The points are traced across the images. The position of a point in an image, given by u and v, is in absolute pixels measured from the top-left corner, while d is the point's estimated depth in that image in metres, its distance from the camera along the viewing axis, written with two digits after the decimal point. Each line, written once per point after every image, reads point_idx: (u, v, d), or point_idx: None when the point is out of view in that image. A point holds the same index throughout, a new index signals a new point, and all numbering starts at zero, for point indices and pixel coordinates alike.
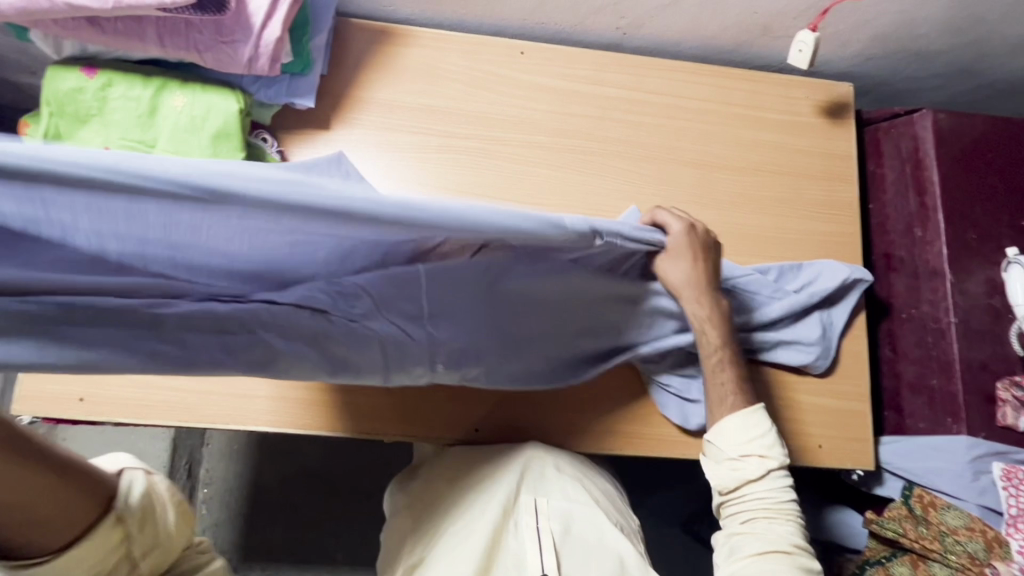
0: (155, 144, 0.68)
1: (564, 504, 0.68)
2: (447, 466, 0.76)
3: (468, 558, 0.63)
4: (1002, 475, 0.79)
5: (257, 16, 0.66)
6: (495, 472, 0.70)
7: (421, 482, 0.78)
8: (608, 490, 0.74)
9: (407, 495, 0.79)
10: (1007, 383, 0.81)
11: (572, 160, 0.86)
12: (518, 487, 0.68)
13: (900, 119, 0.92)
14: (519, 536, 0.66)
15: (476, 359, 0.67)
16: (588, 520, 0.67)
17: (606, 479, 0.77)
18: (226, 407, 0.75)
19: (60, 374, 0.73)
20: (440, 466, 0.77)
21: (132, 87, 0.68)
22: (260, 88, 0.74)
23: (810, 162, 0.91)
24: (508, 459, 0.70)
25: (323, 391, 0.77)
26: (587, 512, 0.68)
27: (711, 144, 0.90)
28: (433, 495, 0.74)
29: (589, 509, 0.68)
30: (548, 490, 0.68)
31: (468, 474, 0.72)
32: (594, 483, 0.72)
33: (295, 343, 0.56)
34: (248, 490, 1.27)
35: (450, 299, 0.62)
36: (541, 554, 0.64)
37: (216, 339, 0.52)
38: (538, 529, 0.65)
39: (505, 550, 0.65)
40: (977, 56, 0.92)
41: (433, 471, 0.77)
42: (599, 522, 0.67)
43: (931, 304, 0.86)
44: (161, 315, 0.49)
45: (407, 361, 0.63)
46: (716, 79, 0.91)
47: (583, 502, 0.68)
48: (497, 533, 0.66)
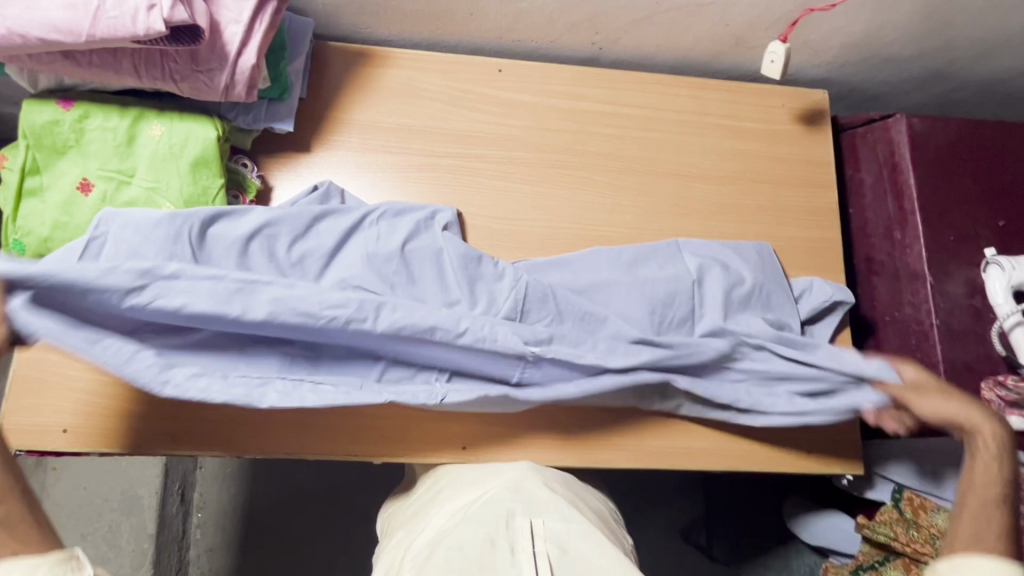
0: (134, 173, 0.69)
1: (560, 526, 0.65)
2: (437, 488, 0.77)
3: None
4: None
5: (232, 45, 0.66)
6: (488, 497, 0.69)
7: (416, 511, 0.76)
8: (599, 510, 0.76)
9: (397, 527, 0.78)
10: (992, 383, 0.80)
11: (553, 175, 0.87)
12: (515, 509, 0.66)
13: (876, 124, 0.93)
14: (513, 558, 0.60)
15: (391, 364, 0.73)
16: (583, 539, 0.64)
17: (598, 500, 0.79)
18: (212, 433, 0.74)
19: (41, 405, 0.72)
20: (438, 489, 0.76)
21: (109, 117, 0.68)
22: (238, 115, 0.75)
23: (788, 169, 0.92)
24: (503, 485, 0.71)
25: (311, 414, 0.76)
26: (581, 531, 0.65)
27: (691, 155, 0.91)
28: (423, 522, 0.72)
29: (582, 528, 0.66)
30: (545, 514, 0.67)
31: (466, 494, 0.71)
32: (585, 506, 0.73)
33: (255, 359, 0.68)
34: (244, 513, 1.26)
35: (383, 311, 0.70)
36: None
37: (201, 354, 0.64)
38: (534, 550, 0.61)
39: None
40: (948, 60, 0.94)
41: (431, 498, 0.76)
42: (594, 539, 0.64)
43: (913, 306, 0.87)
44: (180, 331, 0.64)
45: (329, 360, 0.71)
46: (693, 90, 0.92)
47: (578, 522, 0.66)
48: (489, 557, 0.60)
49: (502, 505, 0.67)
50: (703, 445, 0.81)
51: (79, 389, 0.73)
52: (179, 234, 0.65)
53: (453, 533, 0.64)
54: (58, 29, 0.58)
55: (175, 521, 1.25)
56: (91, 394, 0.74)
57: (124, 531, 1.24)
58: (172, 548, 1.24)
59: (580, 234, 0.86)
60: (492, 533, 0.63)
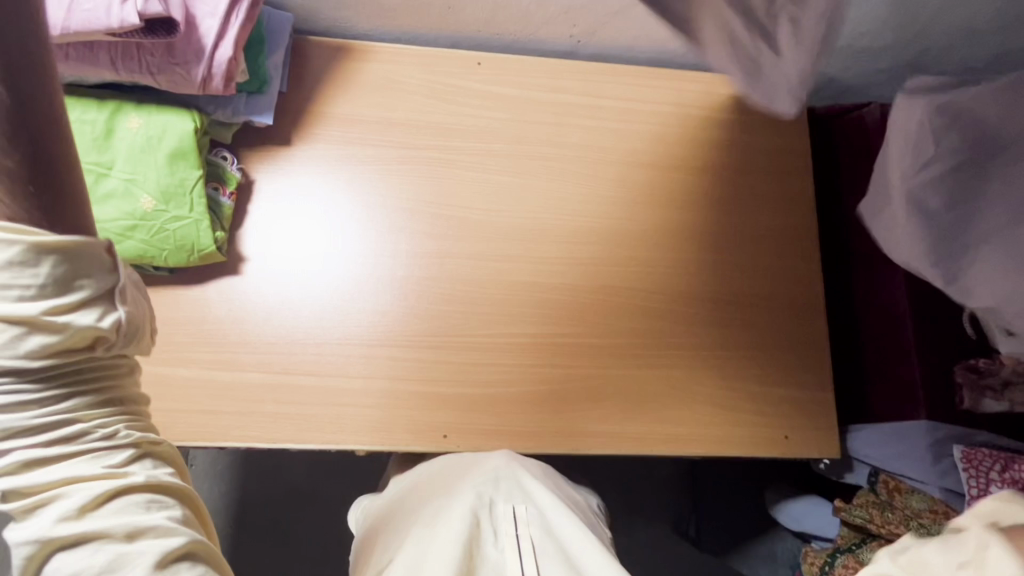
0: (113, 166, 0.69)
1: (539, 512, 0.68)
2: (418, 483, 0.77)
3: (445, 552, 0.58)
4: (963, 457, 0.79)
5: (208, 38, 0.66)
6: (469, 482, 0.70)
7: (393, 496, 0.78)
8: (580, 503, 0.77)
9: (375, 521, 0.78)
10: (964, 367, 0.82)
11: (532, 166, 0.88)
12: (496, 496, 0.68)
13: (852, 115, 0.95)
14: (498, 543, 0.62)
15: None
16: (565, 523, 0.66)
17: (580, 495, 0.81)
18: (193, 425, 0.75)
19: None
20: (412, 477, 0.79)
21: (87, 110, 0.69)
22: (217, 108, 0.76)
23: (765, 160, 0.94)
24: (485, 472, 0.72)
25: (290, 403, 0.77)
26: (561, 516, 0.67)
27: (669, 146, 0.92)
28: (397, 511, 0.74)
29: (562, 513, 0.68)
30: (523, 499, 0.69)
31: (445, 479, 0.73)
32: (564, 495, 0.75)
33: None
34: (233, 510, 1.27)
35: None
36: (521, 557, 0.60)
37: None
38: (515, 534, 0.63)
39: (484, 556, 0.60)
40: (921, 51, 0.95)
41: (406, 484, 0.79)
42: (574, 523, 0.66)
43: (886, 292, 0.88)
44: None
45: None
46: (671, 83, 0.93)
47: (558, 508, 0.68)
48: (475, 540, 0.61)
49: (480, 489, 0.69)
50: (681, 432, 0.82)
51: None
52: None
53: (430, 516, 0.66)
54: None
55: None
56: None
57: None
58: None
59: (560, 224, 0.87)
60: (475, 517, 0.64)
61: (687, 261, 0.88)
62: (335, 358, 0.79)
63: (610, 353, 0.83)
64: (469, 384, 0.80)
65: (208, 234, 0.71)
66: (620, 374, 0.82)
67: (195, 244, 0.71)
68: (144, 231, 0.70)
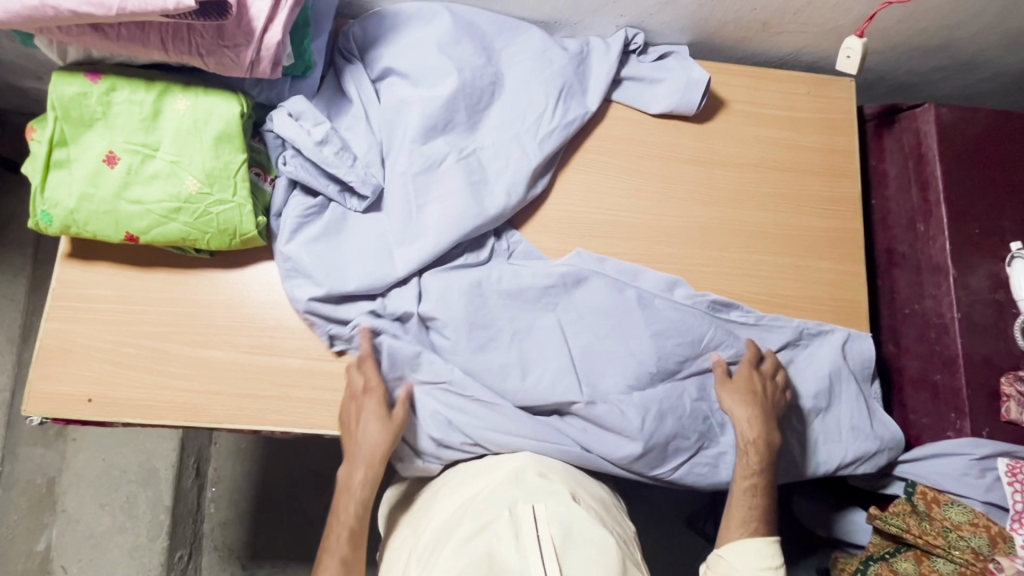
0: (159, 147, 0.69)
1: (563, 510, 0.65)
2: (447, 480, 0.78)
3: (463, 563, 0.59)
4: (1008, 471, 0.78)
5: (258, 20, 0.66)
6: (494, 488, 0.70)
7: (423, 503, 0.78)
8: (604, 501, 0.77)
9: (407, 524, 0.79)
10: (1011, 378, 0.80)
11: (571, 159, 0.86)
12: (519, 498, 0.67)
13: (903, 114, 0.91)
14: (520, 549, 0.61)
15: (469, 169, 0.80)
16: (587, 524, 0.64)
17: (602, 491, 0.80)
18: (231, 407, 0.76)
19: (67, 374, 0.74)
20: (443, 476, 0.79)
21: (135, 91, 0.69)
22: (262, 91, 0.75)
23: (811, 158, 0.91)
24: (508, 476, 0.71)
25: (326, 390, 0.77)
26: (584, 518, 0.65)
27: (712, 141, 0.90)
28: (425, 520, 0.74)
29: (585, 517, 0.65)
30: (547, 498, 0.67)
31: (473, 484, 0.73)
32: (588, 494, 0.74)
33: (427, 160, 0.79)
34: (256, 490, 1.29)
35: (425, 150, 0.79)
36: (545, 561, 0.59)
37: (465, 177, 0.79)
38: (538, 536, 0.62)
39: (506, 566, 0.59)
40: (979, 50, 0.92)
41: (432, 489, 0.79)
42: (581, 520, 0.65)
43: (934, 299, 0.86)
44: (450, 160, 0.79)
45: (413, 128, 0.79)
46: (717, 76, 0.91)
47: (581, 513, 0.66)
48: (495, 550, 0.61)
49: (506, 496, 0.67)
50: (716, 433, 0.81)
51: (101, 359, 0.75)
52: (382, 140, 0.80)
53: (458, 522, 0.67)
54: (89, 1, 0.58)
55: (190, 494, 1.28)
56: (115, 365, 0.75)
57: (141, 501, 1.27)
58: (188, 520, 1.27)
59: (599, 219, 0.85)
60: (497, 526, 0.63)
61: (727, 260, 0.87)
62: None
63: None
64: None
65: (250, 218, 0.72)
66: None
67: (238, 229, 0.72)
68: (189, 214, 0.70)
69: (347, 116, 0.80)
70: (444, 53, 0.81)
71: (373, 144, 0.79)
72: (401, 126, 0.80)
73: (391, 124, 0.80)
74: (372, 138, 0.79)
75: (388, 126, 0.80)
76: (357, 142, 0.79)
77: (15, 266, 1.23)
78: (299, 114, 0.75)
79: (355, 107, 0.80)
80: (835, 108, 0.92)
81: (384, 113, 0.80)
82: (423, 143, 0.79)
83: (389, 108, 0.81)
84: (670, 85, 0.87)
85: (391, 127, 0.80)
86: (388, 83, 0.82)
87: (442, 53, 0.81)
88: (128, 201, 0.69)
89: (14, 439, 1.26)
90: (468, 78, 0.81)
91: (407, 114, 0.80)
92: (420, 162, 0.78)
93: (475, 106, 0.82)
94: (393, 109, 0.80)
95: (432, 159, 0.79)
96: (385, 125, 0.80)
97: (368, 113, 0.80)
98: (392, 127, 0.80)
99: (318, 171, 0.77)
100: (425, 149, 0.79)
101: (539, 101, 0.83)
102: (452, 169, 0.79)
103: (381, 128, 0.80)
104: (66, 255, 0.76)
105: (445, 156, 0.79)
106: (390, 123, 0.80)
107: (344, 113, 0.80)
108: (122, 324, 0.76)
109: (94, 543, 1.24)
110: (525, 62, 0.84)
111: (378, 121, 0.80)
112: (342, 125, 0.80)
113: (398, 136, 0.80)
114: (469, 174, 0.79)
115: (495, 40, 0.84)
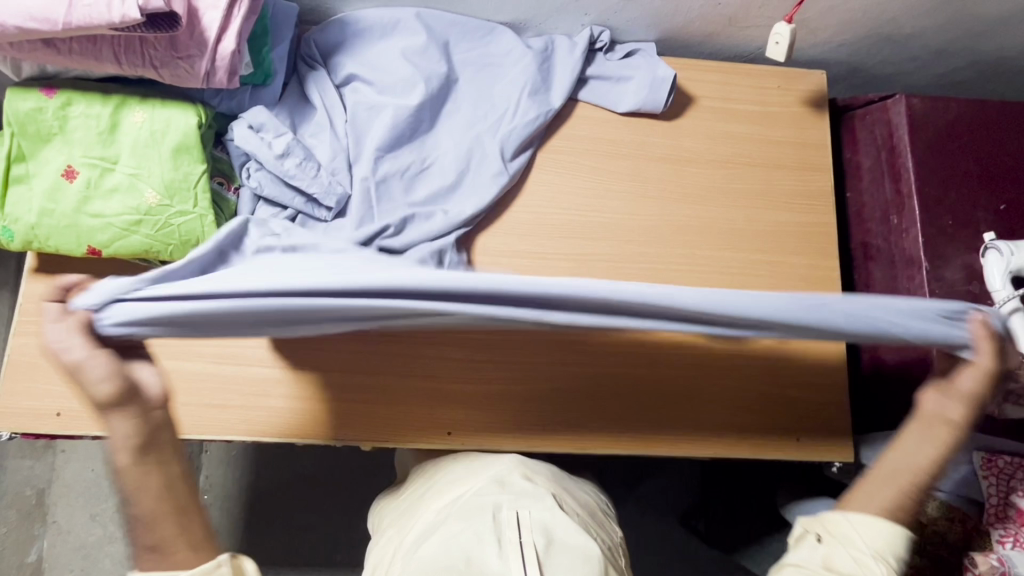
0: (118, 160, 0.69)
1: (545, 515, 0.64)
2: (431, 478, 0.77)
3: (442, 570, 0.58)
4: (984, 465, 0.79)
5: (211, 30, 0.66)
6: (473, 490, 0.69)
7: (406, 506, 0.76)
8: (588, 506, 0.76)
9: (385, 525, 0.78)
10: None
11: (540, 160, 0.86)
12: (502, 501, 0.65)
13: (875, 105, 0.90)
14: (503, 551, 0.60)
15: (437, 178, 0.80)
16: (570, 530, 0.63)
17: (589, 498, 0.79)
18: (200, 417, 0.76)
19: (36, 388, 0.74)
20: (427, 483, 0.77)
21: (91, 105, 0.69)
22: (222, 101, 0.75)
23: (782, 152, 0.90)
24: (487, 476, 0.70)
25: (292, 398, 0.77)
26: (567, 522, 0.64)
27: (683, 137, 0.89)
28: (407, 521, 0.72)
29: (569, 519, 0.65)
30: (530, 502, 0.66)
31: (455, 486, 0.71)
32: (571, 498, 0.73)
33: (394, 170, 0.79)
34: (247, 497, 1.29)
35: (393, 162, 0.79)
36: (527, 566, 0.59)
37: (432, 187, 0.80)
38: (520, 541, 0.61)
39: (488, 569, 0.59)
40: (953, 37, 0.91)
41: (417, 494, 0.77)
42: (568, 527, 0.64)
43: (908, 293, 0.85)
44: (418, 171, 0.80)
45: (378, 135, 0.78)
46: (686, 72, 0.90)
47: (564, 515, 0.65)
48: (477, 553, 0.60)
49: (488, 497, 0.66)
50: (690, 433, 0.81)
51: None
52: (349, 148, 0.79)
53: (436, 524, 0.66)
54: (34, 17, 0.58)
55: None
56: None
57: None
58: None
59: (568, 219, 0.84)
60: (478, 528, 0.62)
61: (700, 257, 0.86)
62: (340, 352, 0.78)
63: (616, 352, 0.82)
64: (476, 381, 0.80)
65: (211, 228, 0.71)
66: (625, 370, 0.82)
67: (200, 239, 0.72)
68: (150, 226, 0.70)
69: (313, 124, 0.79)
70: (410, 63, 0.81)
71: (338, 151, 0.78)
72: (367, 135, 0.79)
73: (358, 130, 0.79)
74: (336, 146, 0.78)
75: (356, 131, 0.79)
76: (323, 148, 0.78)
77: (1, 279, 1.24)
78: (260, 126, 0.75)
79: (321, 113, 0.80)
80: (806, 101, 0.92)
81: (350, 119, 0.79)
82: (390, 151, 0.79)
83: (357, 114, 0.80)
84: (636, 83, 0.86)
85: (358, 135, 0.79)
86: (352, 90, 0.81)
87: (406, 61, 0.81)
88: (88, 214, 0.69)
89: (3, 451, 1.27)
90: (433, 86, 0.81)
91: (374, 121, 0.79)
92: (388, 170, 0.79)
93: (438, 114, 0.82)
94: (359, 114, 0.80)
95: (400, 167, 0.79)
96: (350, 133, 0.79)
97: (332, 120, 0.80)
98: (359, 132, 0.79)
99: (282, 184, 0.76)
100: (392, 157, 0.79)
101: (501, 102, 0.83)
102: (421, 179, 0.80)
103: (346, 135, 0.79)
104: (33, 269, 0.76)
105: (413, 165, 0.80)
106: (357, 128, 0.79)
107: (312, 120, 0.80)
108: None
109: (85, 553, 1.25)
110: (490, 66, 0.84)
111: (345, 128, 0.79)
112: (309, 134, 0.79)
113: (365, 145, 0.79)
114: (433, 184, 0.80)
115: (458, 46, 0.84)
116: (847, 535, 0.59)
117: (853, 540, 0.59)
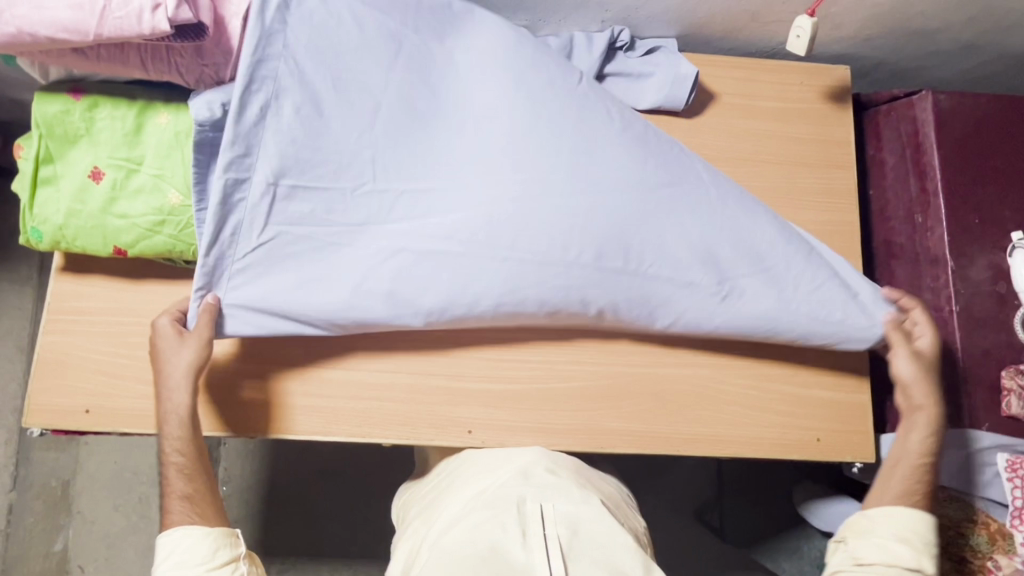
0: (142, 161, 0.70)
1: (572, 509, 0.66)
2: (456, 472, 0.77)
3: (472, 562, 0.60)
4: (1007, 467, 0.78)
5: (236, 42, 0.68)
6: (502, 480, 0.70)
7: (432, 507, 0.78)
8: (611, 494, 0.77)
9: (408, 524, 0.79)
10: (1012, 372, 0.79)
11: None
12: (527, 495, 0.67)
13: (900, 101, 0.89)
14: (526, 544, 0.61)
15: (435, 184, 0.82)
16: (596, 526, 0.65)
17: (611, 486, 0.81)
18: (226, 415, 0.77)
19: (65, 385, 0.76)
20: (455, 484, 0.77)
21: (117, 107, 0.70)
22: None
23: (805, 150, 0.89)
24: (514, 468, 0.71)
25: (315, 397, 0.78)
26: (594, 515, 0.66)
27: (704, 136, 0.88)
28: (435, 518, 0.73)
29: (595, 511, 0.66)
30: (555, 495, 0.67)
31: (479, 478, 0.72)
32: (596, 488, 0.74)
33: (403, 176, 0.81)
34: (265, 489, 1.31)
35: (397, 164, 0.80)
36: (551, 559, 0.60)
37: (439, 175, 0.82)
38: (544, 534, 0.62)
39: (512, 562, 0.60)
40: (981, 31, 0.89)
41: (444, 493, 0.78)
42: (600, 521, 0.65)
43: (933, 293, 0.84)
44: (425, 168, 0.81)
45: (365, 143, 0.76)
46: (706, 68, 0.89)
47: (589, 506, 0.67)
48: (503, 546, 0.61)
49: (512, 489, 0.67)
50: (711, 432, 0.81)
51: (98, 372, 0.76)
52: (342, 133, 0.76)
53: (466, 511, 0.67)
54: (66, 29, 0.58)
55: None
56: (110, 376, 0.76)
57: (153, 502, 1.29)
58: None
59: None
60: (505, 519, 0.64)
61: None
62: (362, 352, 0.79)
63: (636, 350, 0.82)
64: (496, 380, 0.80)
65: None
66: (644, 371, 0.81)
67: None
68: (173, 226, 0.71)
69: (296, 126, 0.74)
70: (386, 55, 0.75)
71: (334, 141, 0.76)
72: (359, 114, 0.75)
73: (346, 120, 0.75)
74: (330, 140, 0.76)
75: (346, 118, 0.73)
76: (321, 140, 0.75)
77: (23, 275, 1.27)
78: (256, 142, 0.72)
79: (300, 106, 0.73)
80: (830, 96, 0.90)
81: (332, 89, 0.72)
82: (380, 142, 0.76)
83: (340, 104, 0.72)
84: (658, 80, 0.85)
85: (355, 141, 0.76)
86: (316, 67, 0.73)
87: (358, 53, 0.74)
88: (114, 215, 0.70)
89: (28, 445, 1.29)
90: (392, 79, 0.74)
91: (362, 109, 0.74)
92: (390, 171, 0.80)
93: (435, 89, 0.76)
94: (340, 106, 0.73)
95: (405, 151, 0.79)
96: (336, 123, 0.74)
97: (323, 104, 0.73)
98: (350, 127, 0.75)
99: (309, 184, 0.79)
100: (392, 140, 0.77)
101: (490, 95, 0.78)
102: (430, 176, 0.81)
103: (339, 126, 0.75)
104: (60, 269, 0.77)
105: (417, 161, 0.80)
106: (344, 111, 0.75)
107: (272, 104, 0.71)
108: (116, 336, 0.77)
109: (110, 543, 1.28)
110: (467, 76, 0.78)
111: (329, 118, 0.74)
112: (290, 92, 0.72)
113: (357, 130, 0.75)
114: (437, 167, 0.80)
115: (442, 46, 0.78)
116: (872, 528, 0.74)
117: (875, 530, 0.74)
